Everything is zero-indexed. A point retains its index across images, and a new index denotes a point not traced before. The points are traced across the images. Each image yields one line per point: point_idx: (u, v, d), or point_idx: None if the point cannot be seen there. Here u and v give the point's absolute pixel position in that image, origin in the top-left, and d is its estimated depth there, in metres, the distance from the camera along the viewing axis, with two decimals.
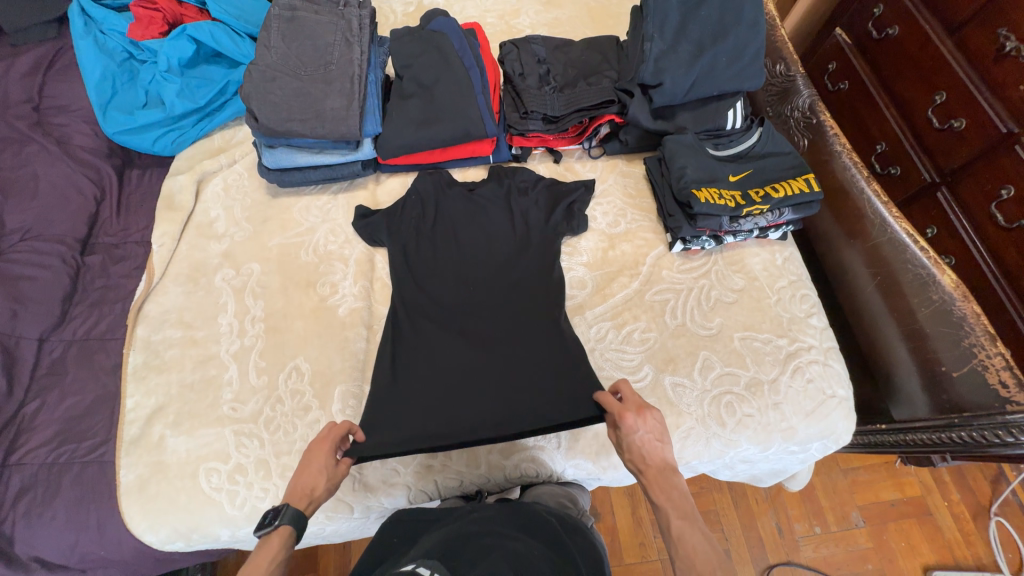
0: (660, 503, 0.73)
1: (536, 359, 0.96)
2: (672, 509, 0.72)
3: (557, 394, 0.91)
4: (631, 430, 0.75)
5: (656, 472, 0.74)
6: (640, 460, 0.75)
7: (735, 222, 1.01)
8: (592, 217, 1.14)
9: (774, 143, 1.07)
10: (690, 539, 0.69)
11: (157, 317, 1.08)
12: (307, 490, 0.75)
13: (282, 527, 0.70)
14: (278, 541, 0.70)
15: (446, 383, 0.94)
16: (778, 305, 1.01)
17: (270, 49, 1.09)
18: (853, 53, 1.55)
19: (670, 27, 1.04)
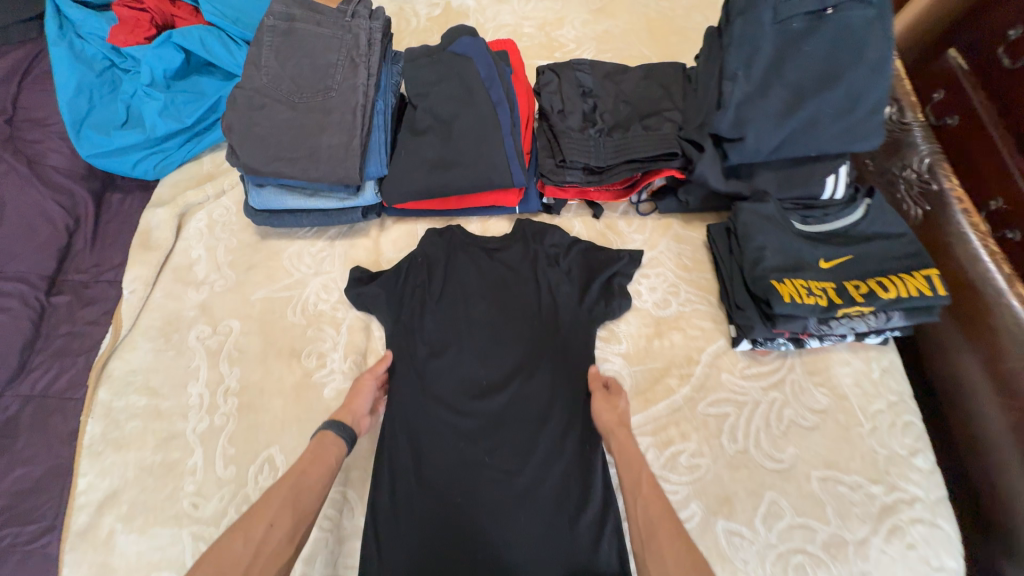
0: (630, 454, 0.72)
1: (550, 500, 0.78)
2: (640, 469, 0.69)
3: (571, 557, 0.75)
4: (600, 405, 0.80)
5: (627, 435, 0.75)
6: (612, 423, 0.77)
7: (825, 325, 0.79)
8: (636, 292, 0.93)
9: (883, 221, 0.83)
10: (654, 486, 0.67)
11: (121, 378, 0.94)
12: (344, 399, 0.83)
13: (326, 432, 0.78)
14: (315, 444, 0.76)
15: (444, 517, 0.78)
16: (872, 438, 0.78)
17: (260, 69, 0.91)
18: (966, 76, 0.89)
19: (761, 64, 0.80)
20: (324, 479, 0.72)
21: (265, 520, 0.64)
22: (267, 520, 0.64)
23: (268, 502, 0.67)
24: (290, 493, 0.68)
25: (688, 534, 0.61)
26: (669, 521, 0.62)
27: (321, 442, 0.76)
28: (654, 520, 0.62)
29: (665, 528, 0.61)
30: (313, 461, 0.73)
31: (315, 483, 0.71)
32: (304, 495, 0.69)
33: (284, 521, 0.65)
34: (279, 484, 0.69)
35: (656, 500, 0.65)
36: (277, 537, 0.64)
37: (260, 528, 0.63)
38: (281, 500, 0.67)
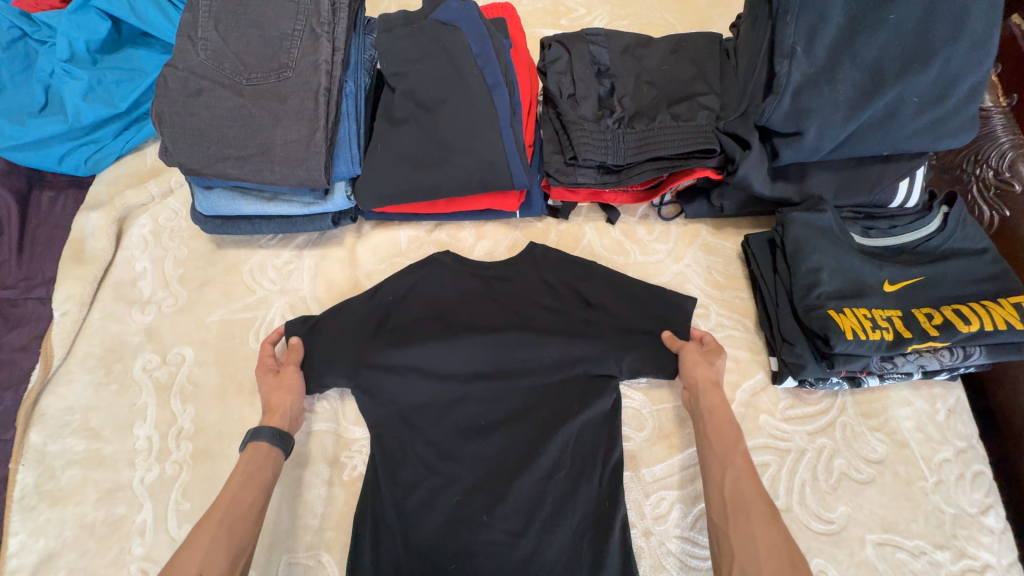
0: (722, 424, 0.66)
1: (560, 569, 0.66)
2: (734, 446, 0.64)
3: None
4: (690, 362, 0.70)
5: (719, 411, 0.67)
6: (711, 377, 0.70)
7: (889, 363, 0.66)
8: None
9: (961, 236, 0.68)
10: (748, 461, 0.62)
11: (56, 418, 0.80)
12: (265, 405, 0.72)
13: (253, 444, 0.68)
14: (248, 462, 0.67)
15: None
16: (937, 494, 0.67)
17: (197, 42, 0.73)
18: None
19: (828, 38, 0.63)
20: (261, 496, 0.64)
21: (191, 571, 0.56)
22: (196, 567, 0.56)
23: (189, 553, 0.57)
24: (221, 532, 0.60)
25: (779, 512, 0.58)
26: (763, 501, 0.58)
27: (255, 459, 0.67)
28: (747, 503, 0.58)
29: (757, 506, 0.57)
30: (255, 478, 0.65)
31: (242, 534, 0.61)
32: (243, 515, 0.62)
33: (217, 565, 0.57)
34: (201, 528, 0.60)
35: (747, 473, 0.61)
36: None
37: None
38: (208, 546, 0.58)
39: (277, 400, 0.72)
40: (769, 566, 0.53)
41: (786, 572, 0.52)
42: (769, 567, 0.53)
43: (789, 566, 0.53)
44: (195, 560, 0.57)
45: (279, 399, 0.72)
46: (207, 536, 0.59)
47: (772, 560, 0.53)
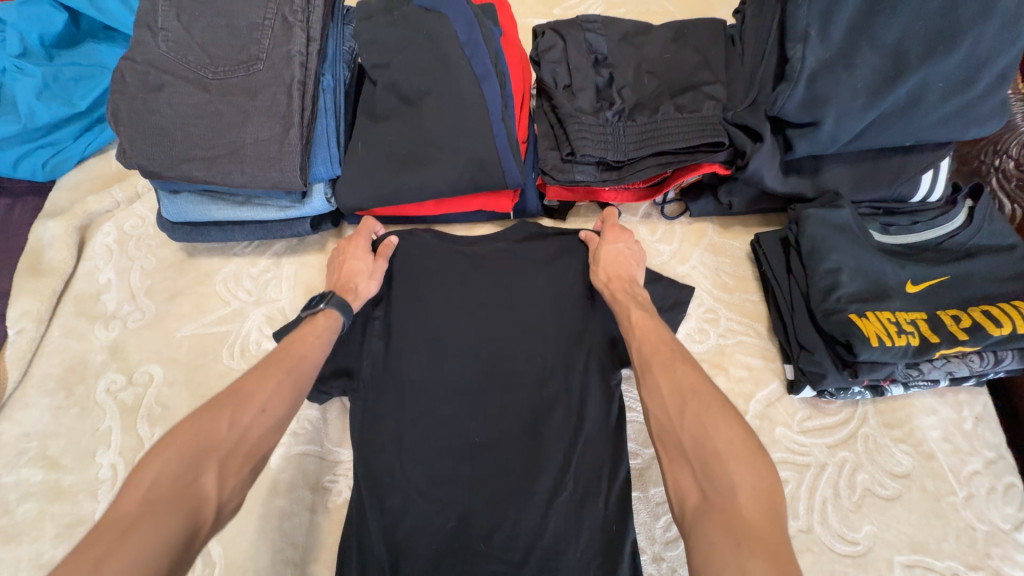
0: (621, 302, 0.65)
1: None
2: (634, 308, 0.63)
3: None
4: (603, 254, 0.71)
5: (626, 283, 0.67)
6: (607, 274, 0.69)
7: (915, 370, 0.61)
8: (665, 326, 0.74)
9: (988, 231, 0.64)
10: (645, 321, 0.61)
11: (11, 446, 0.73)
12: (347, 285, 0.71)
13: (330, 311, 0.64)
14: (322, 328, 0.63)
15: None
16: (967, 510, 0.62)
17: (158, 33, 0.67)
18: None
19: (845, 21, 0.58)
20: None
21: (255, 407, 0.51)
22: (258, 406, 0.52)
23: (260, 384, 0.53)
24: (288, 379, 0.55)
25: (684, 354, 0.56)
26: (665, 350, 0.56)
27: (324, 327, 0.63)
28: (648, 358, 0.56)
29: (659, 357, 0.56)
30: (322, 343, 0.62)
31: None
32: None
33: (278, 406, 0.53)
34: (271, 365, 0.56)
35: (649, 334, 0.59)
36: (259, 433, 0.50)
37: (248, 413, 0.50)
38: (270, 393, 0.53)
39: (364, 285, 0.71)
40: (673, 403, 0.51)
41: (689, 402, 0.50)
42: (673, 405, 0.51)
43: (692, 396, 0.51)
44: (261, 391, 0.53)
45: (365, 285, 0.71)
46: (271, 376, 0.55)
47: (674, 398, 0.52)
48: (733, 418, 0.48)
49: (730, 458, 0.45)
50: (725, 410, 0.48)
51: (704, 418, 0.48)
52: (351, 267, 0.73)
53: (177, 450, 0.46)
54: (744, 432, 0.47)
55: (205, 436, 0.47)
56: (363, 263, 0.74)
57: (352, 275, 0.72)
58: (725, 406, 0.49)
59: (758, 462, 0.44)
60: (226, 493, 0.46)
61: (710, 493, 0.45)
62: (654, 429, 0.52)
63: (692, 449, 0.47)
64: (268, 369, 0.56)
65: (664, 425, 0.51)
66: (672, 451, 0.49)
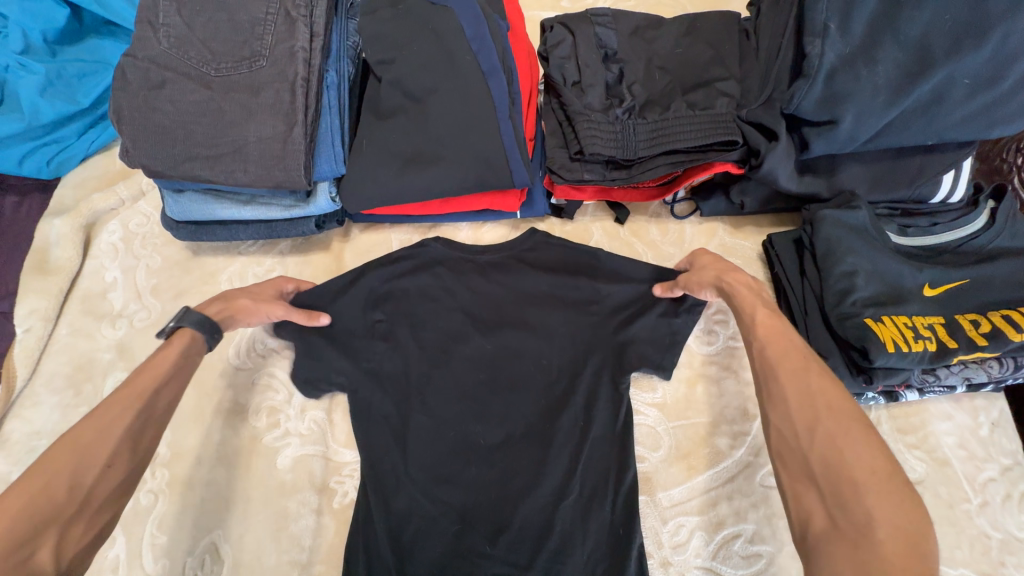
0: (743, 300, 0.61)
1: None
2: (758, 306, 0.60)
3: None
4: (703, 258, 0.68)
5: (739, 277, 0.64)
6: (716, 271, 0.66)
7: (931, 376, 0.59)
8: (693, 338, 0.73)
9: (1011, 233, 0.62)
10: (771, 326, 0.56)
11: (21, 444, 0.73)
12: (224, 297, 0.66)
13: (187, 329, 0.59)
14: (177, 349, 0.57)
15: None
16: (982, 517, 0.61)
17: (158, 29, 0.65)
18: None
19: (866, 14, 0.56)
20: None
21: (98, 462, 0.48)
22: (105, 457, 0.48)
23: (101, 430, 0.49)
24: (137, 422, 0.51)
25: (817, 366, 0.51)
26: (796, 357, 0.52)
27: (184, 350, 0.58)
28: (774, 366, 0.52)
29: (785, 366, 0.52)
30: (175, 371, 0.56)
31: None
32: None
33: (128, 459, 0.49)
34: (115, 402, 0.51)
35: (776, 337, 0.55)
36: (107, 488, 0.48)
37: (93, 471, 0.47)
38: (118, 439, 0.49)
39: (243, 303, 0.66)
40: (802, 416, 0.48)
41: (822, 422, 0.46)
42: (801, 420, 0.48)
43: (826, 414, 0.47)
44: (107, 441, 0.49)
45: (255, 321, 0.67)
46: (117, 412, 0.51)
47: (803, 412, 0.48)
48: (877, 444, 0.44)
49: (869, 486, 0.41)
50: (865, 434, 0.44)
51: (840, 439, 0.45)
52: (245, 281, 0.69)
53: (18, 511, 0.43)
54: (888, 461, 0.43)
55: (41, 498, 0.44)
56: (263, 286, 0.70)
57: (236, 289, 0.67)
58: (867, 429, 0.45)
59: (902, 497, 0.40)
60: (67, 562, 0.44)
61: (839, 521, 0.41)
62: (773, 442, 0.49)
63: (822, 471, 0.44)
64: (109, 408, 0.51)
65: (787, 440, 0.48)
66: (796, 467, 0.46)
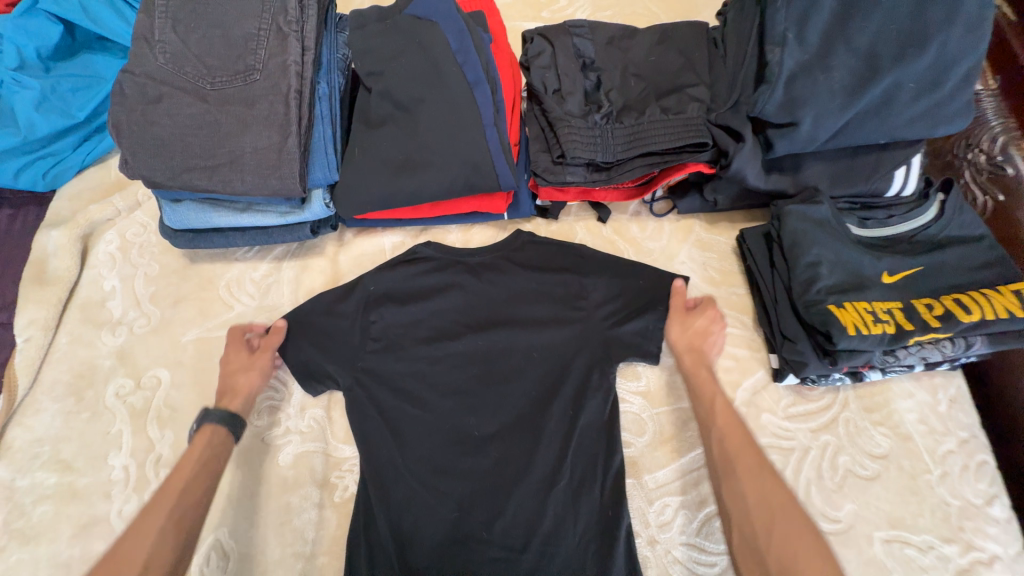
0: (702, 381, 0.68)
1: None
2: (717, 396, 0.66)
3: None
4: (684, 324, 0.73)
5: (699, 359, 0.71)
6: (686, 347, 0.72)
7: (892, 356, 0.64)
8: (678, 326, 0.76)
9: (959, 223, 0.67)
10: (728, 416, 0.64)
11: (24, 451, 0.75)
12: (226, 388, 0.72)
13: (206, 425, 0.66)
14: (200, 447, 0.65)
15: None
16: (942, 486, 0.66)
17: (155, 45, 0.68)
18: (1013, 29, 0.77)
19: (821, 24, 0.61)
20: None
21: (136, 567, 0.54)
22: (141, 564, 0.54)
23: (137, 542, 0.56)
24: (168, 525, 0.58)
25: (768, 465, 0.59)
26: (749, 455, 0.60)
27: (210, 445, 0.65)
28: (732, 461, 0.60)
29: (744, 463, 0.59)
30: (200, 466, 0.63)
31: None
32: None
33: (161, 562, 0.55)
34: (146, 514, 0.58)
35: (731, 430, 0.63)
36: None
37: None
38: (150, 547, 0.56)
39: (243, 381, 0.72)
40: (759, 517, 0.56)
41: (777, 523, 0.55)
42: (759, 520, 0.56)
43: (779, 514, 0.55)
44: (141, 548, 0.55)
45: (246, 379, 0.73)
46: (151, 521, 0.57)
47: (761, 512, 0.56)
48: (820, 546, 0.53)
49: None
50: (812, 542, 0.53)
51: (792, 542, 0.54)
52: (228, 368, 0.74)
53: None
54: (831, 573, 0.52)
55: None
56: (240, 356, 0.74)
57: (229, 374, 0.73)
58: (813, 535, 0.54)
59: None
60: None
61: None
62: (735, 538, 0.58)
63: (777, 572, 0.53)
64: (146, 515, 0.58)
65: (748, 539, 0.56)
66: (756, 566, 0.55)
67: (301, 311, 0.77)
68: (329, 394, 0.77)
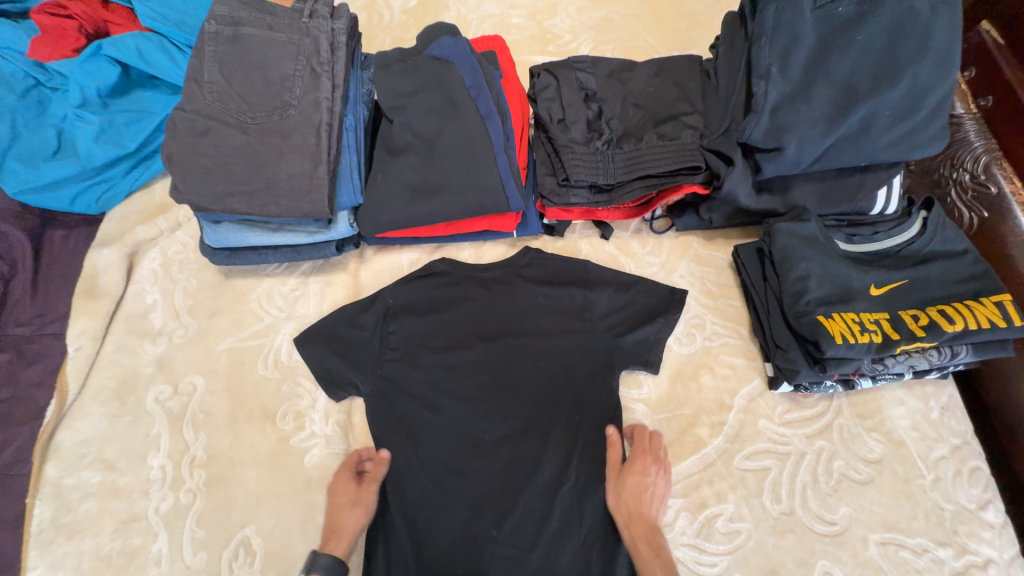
0: (643, 557, 0.65)
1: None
2: (660, 574, 0.63)
3: None
4: (624, 482, 0.70)
5: (642, 526, 0.67)
6: (627, 512, 0.69)
7: (880, 364, 0.68)
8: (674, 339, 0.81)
9: (942, 238, 0.71)
10: None
11: (72, 451, 0.82)
12: (333, 527, 0.71)
13: (312, 575, 0.66)
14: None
15: None
16: (935, 491, 0.68)
17: (204, 85, 0.77)
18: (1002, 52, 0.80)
19: (802, 58, 0.67)
20: None
21: None
22: None
23: None
24: None
25: None
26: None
27: None
28: None
29: None
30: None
31: None
32: None
33: None
34: None
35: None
36: None
37: None
38: None
39: (349, 519, 0.71)
40: None
41: None
42: None
43: None
44: None
45: (351, 517, 0.71)
46: None
47: None
48: None
49: None
50: None
51: None
52: (334, 501, 0.73)
53: None
54: None
55: None
56: (347, 490, 0.73)
57: (336, 510, 0.72)
58: None
59: None
60: None
61: None
62: None
63: None
64: None
65: None
66: None
67: (325, 322, 0.83)
68: (350, 399, 0.82)
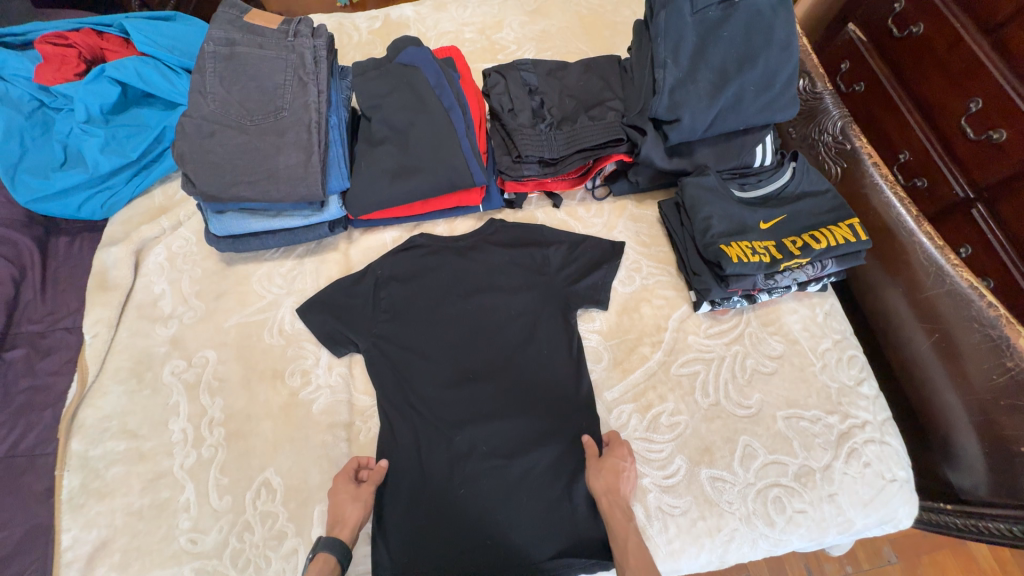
0: (618, 522, 0.74)
1: (548, 474, 0.83)
2: (631, 535, 0.72)
3: (559, 522, 0.81)
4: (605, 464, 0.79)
5: (618, 501, 0.76)
6: (605, 486, 0.77)
7: (771, 279, 0.87)
8: (624, 279, 0.98)
9: (809, 181, 0.93)
10: (641, 558, 0.69)
11: (94, 426, 0.90)
12: (336, 518, 0.76)
13: (321, 556, 0.71)
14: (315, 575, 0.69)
15: (441, 508, 0.81)
16: (824, 374, 0.88)
17: (206, 95, 0.91)
18: None
19: (688, 50, 0.88)
20: None
21: None
22: None
23: None
24: None
25: None
26: None
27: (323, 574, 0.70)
28: None
29: None
30: None
31: None
32: None
33: None
34: None
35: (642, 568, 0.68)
36: None
37: None
38: None
39: (350, 512, 0.76)
40: None
41: None
42: None
43: None
44: None
45: (352, 511, 0.76)
46: None
47: None
48: None
49: None
50: None
51: None
52: (336, 498, 0.78)
53: None
54: None
55: None
56: (348, 488, 0.79)
57: (336, 505, 0.77)
58: None
59: None
60: None
61: None
62: None
63: None
64: None
65: None
66: None
67: (325, 291, 0.97)
68: (349, 357, 0.95)
